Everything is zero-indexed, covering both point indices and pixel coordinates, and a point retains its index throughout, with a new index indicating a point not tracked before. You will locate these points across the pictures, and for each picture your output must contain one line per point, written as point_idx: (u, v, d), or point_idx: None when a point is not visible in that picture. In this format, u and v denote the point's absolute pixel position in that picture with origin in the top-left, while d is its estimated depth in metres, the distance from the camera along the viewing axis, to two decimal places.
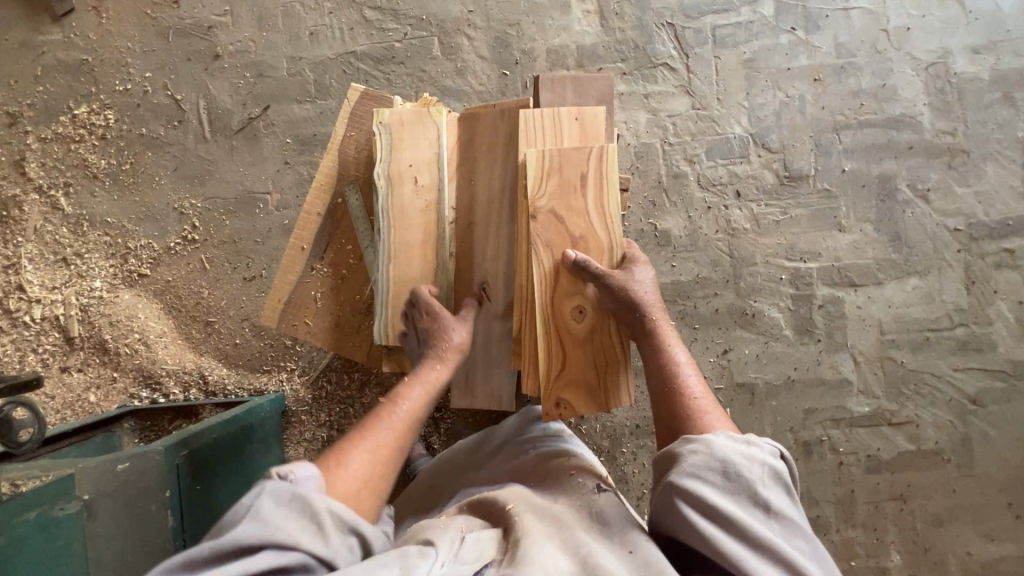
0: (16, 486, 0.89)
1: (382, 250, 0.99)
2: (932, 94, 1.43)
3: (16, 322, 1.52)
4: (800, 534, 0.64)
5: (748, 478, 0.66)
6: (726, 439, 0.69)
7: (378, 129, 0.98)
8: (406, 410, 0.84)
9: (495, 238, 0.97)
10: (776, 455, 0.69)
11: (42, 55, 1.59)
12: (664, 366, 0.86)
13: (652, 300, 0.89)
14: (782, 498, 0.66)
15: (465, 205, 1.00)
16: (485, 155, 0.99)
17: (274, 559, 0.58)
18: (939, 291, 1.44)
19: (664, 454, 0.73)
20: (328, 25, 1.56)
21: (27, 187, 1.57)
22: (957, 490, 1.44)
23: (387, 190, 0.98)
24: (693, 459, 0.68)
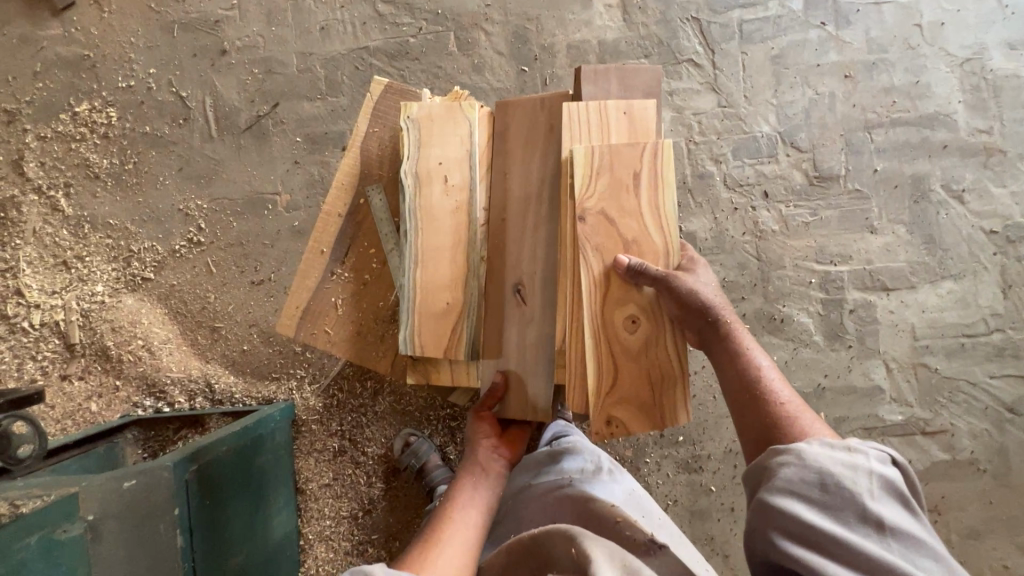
0: (16, 505, 0.82)
1: (409, 255, 0.94)
2: (967, 91, 1.39)
3: (14, 328, 1.46)
4: (921, 550, 0.60)
5: (853, 490, 0.63)
6: (824, 448, 0.66)
7: (407, 124, 0.94)
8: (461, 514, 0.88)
9: (532, 238, 0.92)
10: (884, 461, 0.65)
11: (42, 51, 1.53)
12: (735, 377, 0.80)
13: (720, 303, 0.84)
14: (895, 509, 0.62)
15: (498, 203, 0.94)
16: (518, 151, 0.93)
17: None
18: (974, 295, 1.39)
19: (754, 469, 0.70)
20: (340, 19, 1.50)
21: (26, 187, 1.51)
22: (994, 501, 1.39)
23: (414, 190, 0.94)
24: (789, 472, 0.65)
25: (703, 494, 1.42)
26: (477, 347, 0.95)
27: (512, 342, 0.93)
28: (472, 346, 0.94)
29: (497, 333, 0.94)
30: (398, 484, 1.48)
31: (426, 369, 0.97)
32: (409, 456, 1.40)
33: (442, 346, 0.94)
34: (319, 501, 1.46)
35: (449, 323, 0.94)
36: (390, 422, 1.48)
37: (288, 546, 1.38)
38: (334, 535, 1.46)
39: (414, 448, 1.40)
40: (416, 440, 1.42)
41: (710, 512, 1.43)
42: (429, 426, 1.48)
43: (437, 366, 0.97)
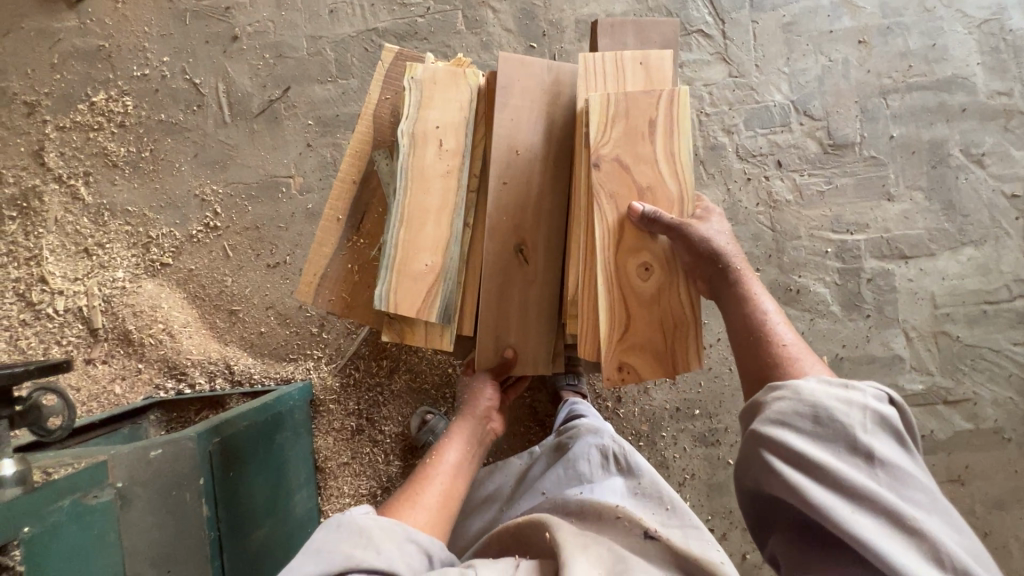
0: (48, 473, 0.85)
1: (393, 213, 0.92)
2: (986, 53, 1.36)
3: (39, 314, 1.49)
4: (911, 484, 0.58)
5: (846, 424, 0.60)
6: (821, 385, 0.63)
7: (409, 84, 0.92)
8: (449, 466, 0.93)
9: (537, 209, 0.95)
10: (882, 399, 0.62)
11: (58, 43, 1.56)
12: (744, 319, 0.80)
13: (732, 252, 0.84)
14: (888, 446, 0.59)
15: (500, 169, 0.93)
16: (511, 119, 0.93)
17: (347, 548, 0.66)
18: (996, 261, 1.37)
19: (749, 404, 0.68)
20: (349, 3, 1.52)
21: (47, 177, 1.54)
22: (1019, 471, 1.37)
23: (408, 149, 0.91)
24: (780, 406, 0.63)
25: (721, 468, 1.42)
26: (450, 311, 0.93)
27: (515, 306, 0.95)
28: (446, 307, 0.92)
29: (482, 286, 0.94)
30: (416, 463, 1.50)
31: (402, 330, 0.96)
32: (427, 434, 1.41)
33: (417, 306, 0.91)
34: (338, 480, 1.48)
35: (426, 283, 0.91)
36: (406, 401, 1.49)
37: (309, 522, 1.39)
38: None
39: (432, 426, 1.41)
40: (432, 419, 1.44)
41: (727, 485, 1.42)
42: (445, 404, 1.49)
43: (413, 326, 0.95)
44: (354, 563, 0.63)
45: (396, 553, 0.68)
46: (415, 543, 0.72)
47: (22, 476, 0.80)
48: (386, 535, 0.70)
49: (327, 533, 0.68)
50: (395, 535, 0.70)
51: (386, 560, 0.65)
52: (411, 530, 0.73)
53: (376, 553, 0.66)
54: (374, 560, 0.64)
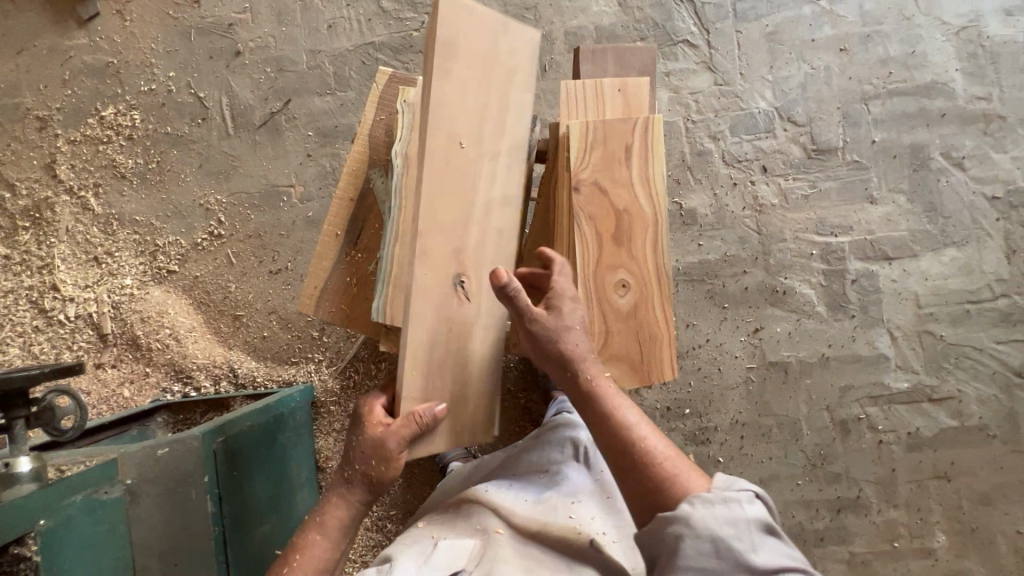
0: (62, 470, 0.90)
1: (388, 229, 0.97)
2: (964, 59, 1.40)
3: (51, 321, 1.55)
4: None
5: (739, 548, 0.61)
6: (705, 508, 0.63)
7: (403, 107, 1.00)
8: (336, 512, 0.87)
9: (484, 217, 0.88)
10: (753, 499, 0.65)
11: (70, 60, 1.63)
12: (608, 436, 0.74)
13: (585, 352, 0.81)
14: (777, 551, 0.61)
15: (440, 157, 0.82)
16: (462, 104, 0.82)
17: None
18: (978, 262, 1.40)
19: (649, 535, 0.67)
20: (346, 17, 1.58)
21: (59, 189, 1.60)
22: (1004, 467, 1.40)
23: (402, 166, 0.97)
24: (682, 547, 0.62)
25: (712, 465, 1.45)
26: None
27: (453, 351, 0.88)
28: None
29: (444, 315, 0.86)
30: (414, 461, 1.49)
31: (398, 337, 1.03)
32: None
33: None
34: None
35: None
36: None
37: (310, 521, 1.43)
38: None
39: None
40: None
41: None
42: None
43: None
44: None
45: None
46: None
47: (37, 472, 0.85)
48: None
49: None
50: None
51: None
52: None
53: None
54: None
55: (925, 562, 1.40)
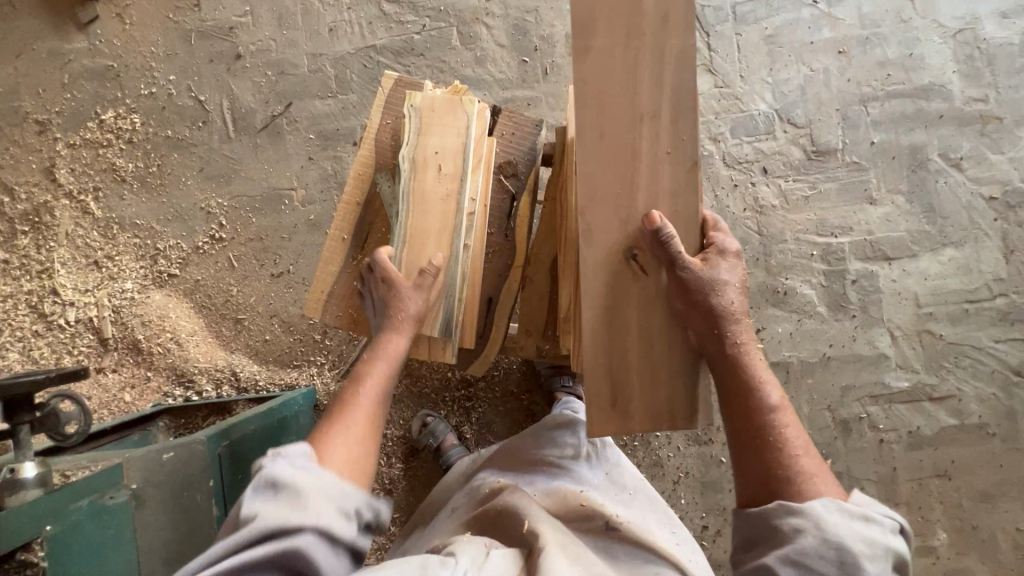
0: (67, 475, 0.90)
1: (397, 233, 0.99)
2: (961, 61, 1.41)
3: (51, 325, 1.54)
4: None
5: (872, 570, 0.63)
6: (846, 518, 0.65)
7: (409, 111, 0.99)
8: (371, 398, 0.86)
9: (655, 182, 0.82)
10: (895, 532, 0.66)
11: (69, 63, 1.62)
12: (742, 394, 0.78)
13: (736, 321, 0.82)
14: None
15: (596, 130, 0.81)
16: (615, 85, 0.81)
17: (261, 525, 0.65)
18: (976, 262, 1.41)
19: (762, 517, 0.69)
20: (348, 20, 1.58)
21: (58, 193, 1.59)
22: (1004, 465, 1.41)
23: (409, 173, 0.99)
24: (810, 541, 0.64)
25: (714, 466, 1.46)
26: (452, 326, 0.98)
27: (634, 326, 0.84)
28: (446, 323, 0.98)
29: (618, 298, 0.83)
30: (417, 464, 1.49)
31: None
32: (426, 435, 1.42)
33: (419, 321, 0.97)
34: None
35: (430, 302, 0.97)
36: (407, 405, 1.48)
37: None
38: None
39: (431, 428, 1.41)
40: (433, 421, 1.43)
41: (720, 483, 1.46)
42: (445, 407, 1.49)
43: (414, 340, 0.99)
44: (302, 532, 0.65)
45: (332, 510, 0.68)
46: (358, 501, 0.72)
47: (43, 478, 0.85)
48: (327, 497, 0.69)
49: (261, 498, 0.67)
50: (339, 496, 0.70)
51: (330, 523, 0.67)
52: (350, 489, 0.72)
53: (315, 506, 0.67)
54: (319, 525, 0.66)
55: (926, 560, 1.41)
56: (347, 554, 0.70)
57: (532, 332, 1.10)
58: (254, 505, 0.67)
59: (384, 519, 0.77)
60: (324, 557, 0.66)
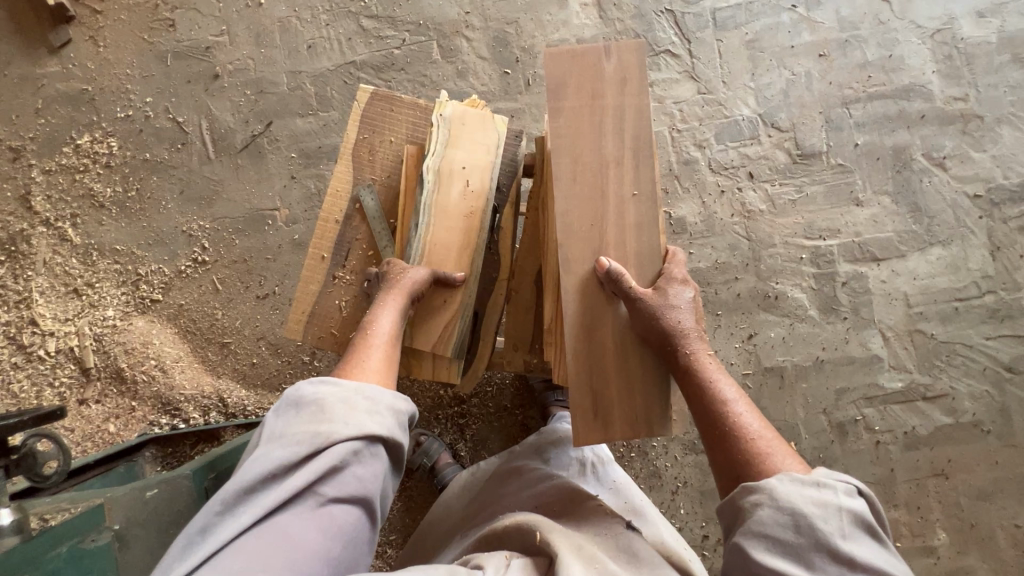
0: (46, 519, 0.86)
1: (415, 246, 0.97)
2: (940, 61, 1.42)
3: (30, 357, 1.50)
4: None
5: (824, 531, 0.60)
6: (793, 485, 0.63)
7: (439, 121, 0.99)
8: (382, 334, 0.87)
9: (622, 218, 0.85)
10: (852, 493, 0.63)
11: (42, 88, 1.59)
12: (707, 408, 0.75)
13: (690, 330, 0.82)
14: (867, 546, 0.60)
15: (566, 164, 0.84)
16: (586, 126, 0.84)
17: (285, 450, 0.68)
18: (964, 259, 1.42)
19: (727, 506, 0.67)
20: (326, 37, 1.56)
21: (35, 221, 1.55)
22: (1000, 462, 1.41)
23: (434, 185, 0.97)
24: (760, 514, 0.62)
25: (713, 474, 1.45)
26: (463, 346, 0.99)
27: (609, 351, 0.85)
28: (459, 343, 0.98)
29: (589, 325, 0.85)
30: (412, 484, 1.45)
31: (409, 362, 0.99)
32: (421, 455, 1.38)
33: (433, 340, 0.97)
34: None
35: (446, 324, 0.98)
36: None
37: None
38: None
39: (425, 447, 1.38)
40: (427, 440, 1.41)
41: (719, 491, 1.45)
42: (439, 425, 1.46)
43: (420, 360, 0.99)
44: (329, 442, 0.69)
45: (364, 418, 0.72)
46: (383, 402, 0.75)
47: (19, 524, 0.82)
48: (349, 405, 0.73)
49: (286, 418, 0.72)
50: (360, 401, 0.74)
51: (354, 427, 0.71)
52: (372, 391, 0.75)
53: (342, 425, 0.71)
54: (343, 432, 0.70)
55: (928, 560, 1.40)
56: (384, 449, 0.74)
57: (519, 346, 1.08)
58: (281, 428, 0.71)
59: (414, 413, 0.80)
60: (356, 458, 0.71)
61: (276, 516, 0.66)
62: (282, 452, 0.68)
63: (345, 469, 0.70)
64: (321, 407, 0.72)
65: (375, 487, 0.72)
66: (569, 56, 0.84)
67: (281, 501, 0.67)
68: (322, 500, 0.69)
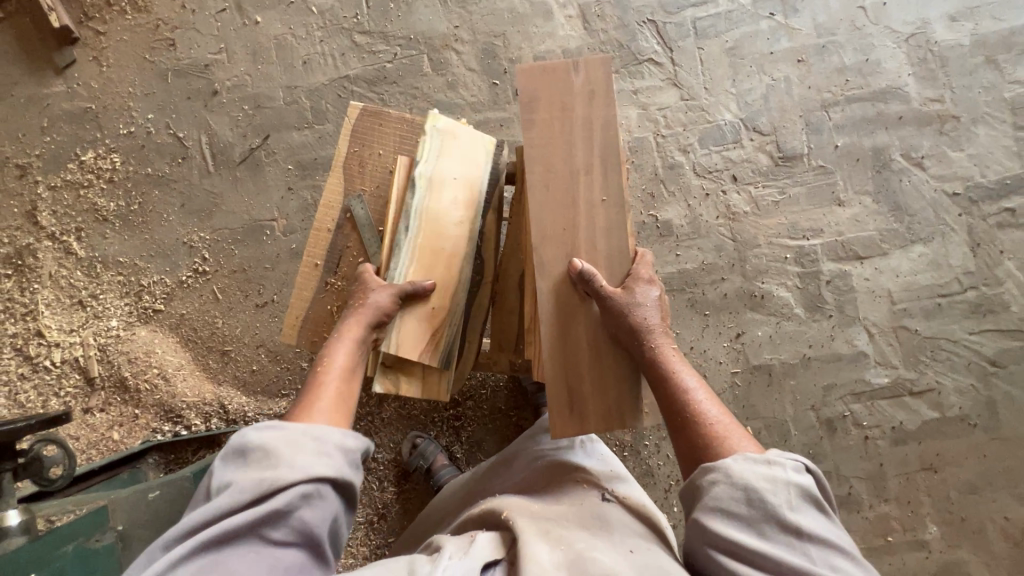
0: (52, 521, 0.90)
1: (403, 255, 0.99)
2: (916, 64, 1.46)
3: (36, 367, 1.54)
4: (837, 552, 0.63)
5: (773, 503, 0.64)
6: (745, 462, 0.68)
7: (431, 131, 1.01)
8: (339, 365, 0.87)
9: (593, 222, 0.89)
10: (800, 469, 0.67)
11: (47, 107, 1.65)
12: (671, 399, 0.79)
13: (655, 327, 0.85)
14: (813, 518, 0.64)
15: (539, 172, 0.88)
16: (557, 138, 0.88)
17: (228, 498, 0.66)
18: (945, 256, 1.45)
19: (686, 485, 0.72)
20: (321, 53, 1.61)
21: (41, 235, 1.60)
22: (988, 455, 1.43)
23: (424, 195, 1.00)
24: (714, 491, 0.67)
25: None
26: (449, 356, 1.01)
27: (583, 348, 0.89)
28: (445, 353, 1.01)
29: (563, 324, 0.88)
30: (410, 487, 1.48)
31: (399, 379, 1.00)
32: (417, 457, 1.41)
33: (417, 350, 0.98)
34: None
35: (433, 326, 1.00)
36: (397, 427, 1.48)
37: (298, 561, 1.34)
38: (352, 543, 1.43)
39: (421, 449, 1.41)
40: (423, 441, 1.43)
41: None
42: (435, 428, 1.49)
43: (412, 372, 1.00)
44: (272, 486, 0.67)
45: (312, 461, 0.70)
46: (333, 442, 0.74)
47: (26, 524, 0.86)
48: (296, 447, 0.71)
49: (233, 464, 0.71)
50: (308, 443, 0.72)
51: (301, 470, 0.69)
52: (321, 431, 0.74)
53: (287, 468, 0.68)
54: (288, 476, 0.68)
55: (920, 554, 1.42)
56: (335, 492, 0.72)
57: (504, 346, 1.12)
58: (227, 475, 0.70)
59: (369, 451, 0.78)
60: (305, 502, 0.68)
61: (220, 555, 0.64)
62: (224, 500, 0.66)
63: (292, 514, 0.67)
64: (267, 450, 0.70)
65: (324, 531, 0.69)
66: (542, 71, 0.88)
67: (222, 549, 0.64)
68: (269, 543, 0.67)
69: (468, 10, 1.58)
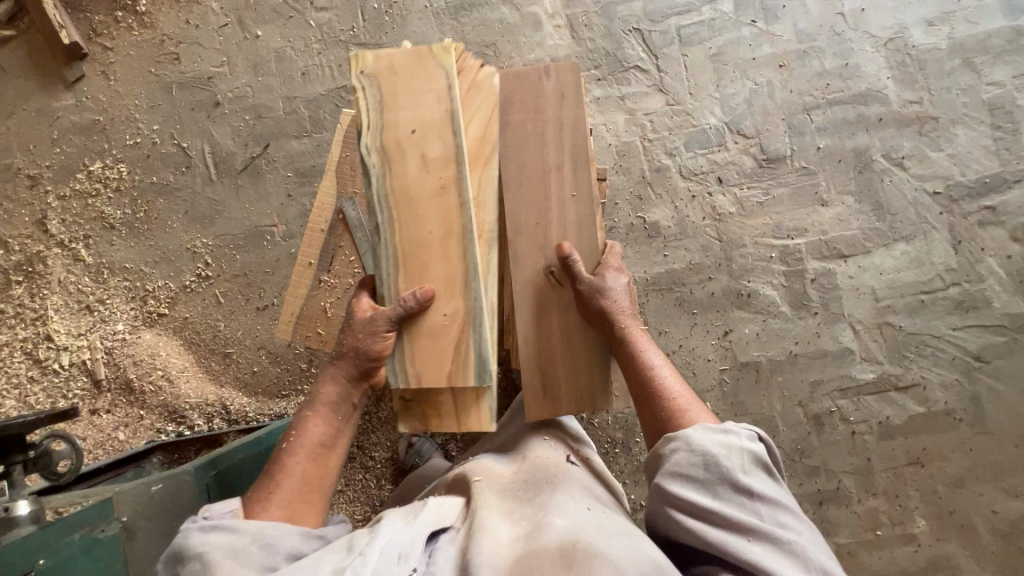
0: (60, 512, 0.94)
1: (388, 255, 0.90)
2: (894, 68, 1.50)
3: (46, 370, 1.59)
4: (783, 510, 0.71)
5: (728, 468, 0.72)
6: (705, 432, 0.75)
7: (362, 80, 0.87)
8: (310, 442, 0.85)
9: (563, 217, 0.93)
10: (754, 438, 0.74)
11: (58, 120, 1.71)
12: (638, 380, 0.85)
13: (625, 311, 0.90)
14: (763, 481, 0.72)
15: (513, 171, 0.93)
16: (529, 137, 0.93)
17: None
18: (927, 254, 1.48)
19: (651, 454, 0.80)
20: (318, 64, 1.67)
21: (50, 243, 1.66)
22: (974, 449, 1.45)
23: (385, 170, 0.88)
24: (676, 458, 0.74)
25: None
26: (484, 362, 0.90)
27: (557, 335, 0.94)
28: (480, 354, 0.90)
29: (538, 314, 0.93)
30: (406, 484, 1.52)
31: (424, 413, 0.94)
32: (413, 455, 1.45)
33: (444, 363, 0.90)
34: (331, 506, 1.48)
35: (451, 340, 0.90)
36: (394, 426, 1.52)
37: None
38: None
39: (416, 447, 1.45)
40: (418, 441, 1.47)
41: None
42: None
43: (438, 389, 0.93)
44: None
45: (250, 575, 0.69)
46: (282, 551, 0.74)
47: (36, 514, 0.90)
48: (237, 558, 0.70)
49: (175, 570, 0.70)
50: (255, 552, 0.71)
51: None
52: (271, 538, 0.74)
53: None
54: None
55: (909, 549, 1.44)
56: None
57: None
58: None
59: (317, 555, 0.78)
60: None
61: None
62: None
63: None
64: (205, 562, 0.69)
65: None
66: (513, 74, 0.93)
67: None
68: None
69: (460, 22, 1.63)
